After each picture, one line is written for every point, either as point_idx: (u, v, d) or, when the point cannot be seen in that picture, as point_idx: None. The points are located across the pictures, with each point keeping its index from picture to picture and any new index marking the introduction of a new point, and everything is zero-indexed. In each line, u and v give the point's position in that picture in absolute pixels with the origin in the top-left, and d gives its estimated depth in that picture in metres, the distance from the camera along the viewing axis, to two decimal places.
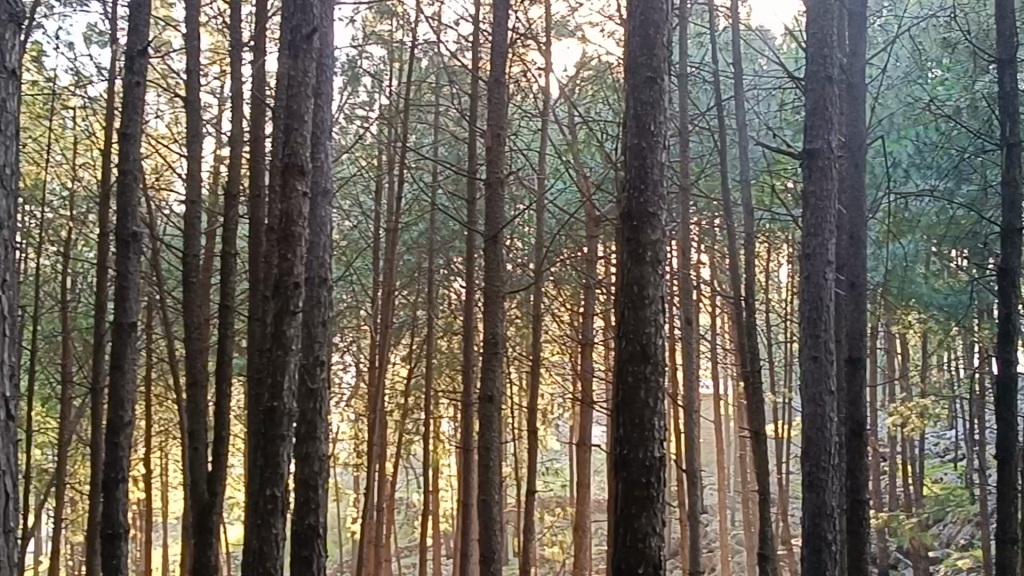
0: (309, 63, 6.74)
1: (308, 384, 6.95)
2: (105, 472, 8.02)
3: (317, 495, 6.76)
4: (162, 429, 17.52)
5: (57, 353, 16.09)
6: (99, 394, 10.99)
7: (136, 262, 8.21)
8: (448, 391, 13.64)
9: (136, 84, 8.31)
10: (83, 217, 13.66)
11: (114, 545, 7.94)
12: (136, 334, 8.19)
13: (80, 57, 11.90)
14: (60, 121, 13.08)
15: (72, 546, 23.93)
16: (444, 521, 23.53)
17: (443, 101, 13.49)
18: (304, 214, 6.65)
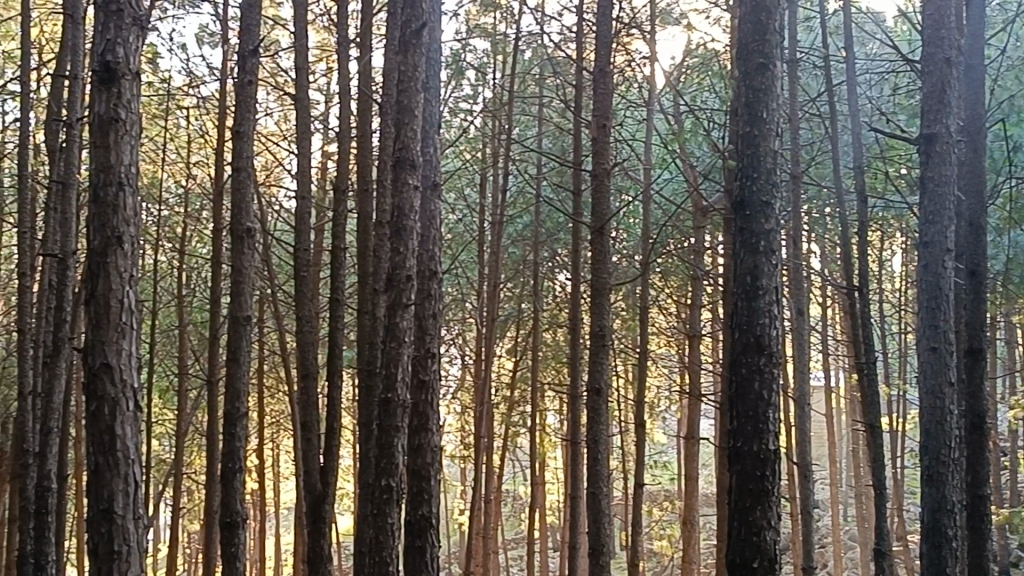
0: (418, 59, 6.82)
1: (421, 375, 6.94)
2: (222, 463, 8.17)
3: (430, 485, 6.73)
4: (275, 420, 17.91)
5: (174, 347, 16.55)
6: (215, 386, 11.25)
7: (250, 257, 8.36)
8: (554, 383, 13.60)
9: (248, 82, 8.44)
10: (197, 214, 14.00)
11: (233, 533, 8.11)
12: (250, 327, 8.35)
13: (193, 58, 12.18)
14: (174, 121, 13.43)
15: (192, 533, 24.67)
16: (551, 513, 23.53)
17: (548, 93, 13.46)
18: (415, 208, 6.72)
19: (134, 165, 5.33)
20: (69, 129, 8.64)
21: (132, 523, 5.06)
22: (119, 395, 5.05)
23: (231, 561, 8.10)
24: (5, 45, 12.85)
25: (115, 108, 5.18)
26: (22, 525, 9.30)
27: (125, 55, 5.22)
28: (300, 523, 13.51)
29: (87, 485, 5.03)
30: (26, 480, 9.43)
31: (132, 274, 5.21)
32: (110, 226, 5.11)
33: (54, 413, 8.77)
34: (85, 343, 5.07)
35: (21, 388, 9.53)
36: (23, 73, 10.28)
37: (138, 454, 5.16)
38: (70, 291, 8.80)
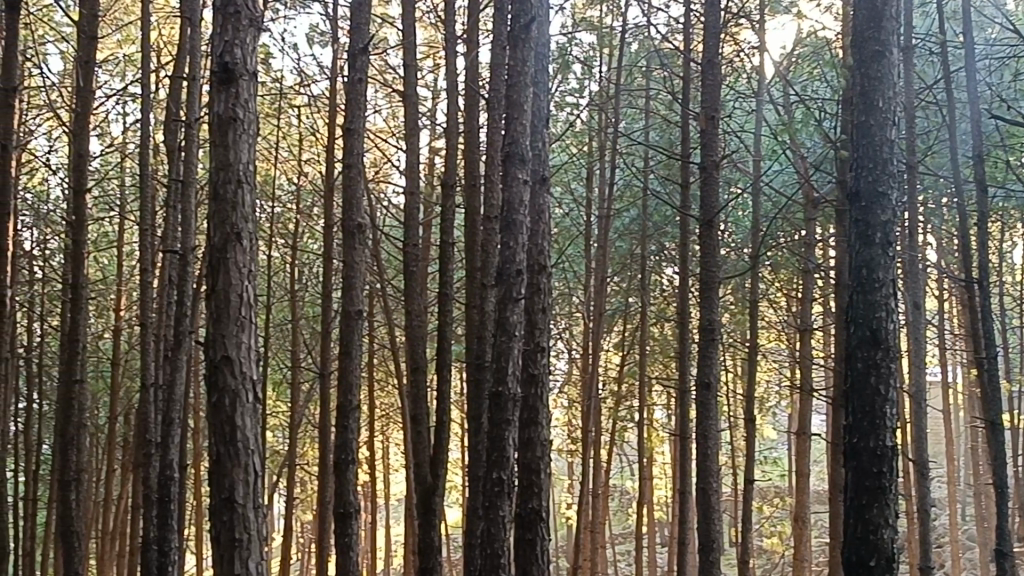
0: (527, 53, 6.86)
1: (530, 369, 6.94)
2: (335, 455, 8.32)
3: (540, 478, 6.74)
4: (385, 413, 18.16)
5: (287, 340, 16.91)
6: (327, 379, 11.46)
7: (362, 252, 8.48)
8: (663, 378, 13.49)
9: (359, 80, 8.57)
10: (308, 210, 14.27)
11: (346, 523, 8.24)
12: (362, 320, 8.48)
13: (304, 57, 12.42)
14: (286, 119, 13.72)
15: (305, 522, 25.21)
16: (660, 508, 23.38)
17: (655, 85, 13.37)
18: (525, 202, 6.73)
19: (252, 163, 5.46)
20: (188, 128, 8.90)
21: (252, 511, 5.18)
22: (239, 386, 5.18)
23: (345, 551, 8.24)
24: (126, 49, 13.30)
25: (234, 107, 5.32)
26: (147, 512, 9.63)
27: (242, 55, 5.34)
28: (409, 516, 13.67)
29: (210, 474, 5.18)
30: (149, 469, 9.76)
31: (251, 269, 5.33)
32: (229, 223, 5.24)
33: (175, 403, 9.05)
34: (207, 336, 5.21)
35: (145, 379, 9.86)
36: (145, 75, 10.64)
37: (258, 444, 5.29)
38: (190, 286, 9.06)
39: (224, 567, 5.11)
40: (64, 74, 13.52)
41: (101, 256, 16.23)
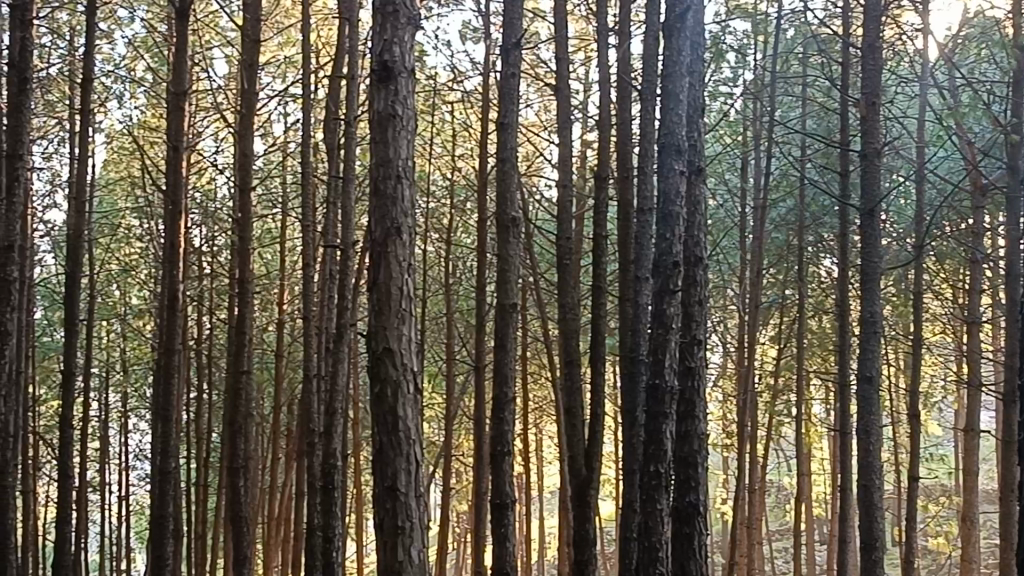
0: (682, 43, 6.78)
1: (687, 362, 6.68)
2: (491, 446, 8.40)
3: (697, 472, 6.59)
4: (539, 406, 18.28)
5: (442, 333, 17.18)
6: (483, 370, 11.60)
7: (516, 246, 8.51)
8: (821, 372, 13.16)
9: (512, 75, 8.60)
10: (462, 205, 14.45)
11: (503, 514, 8.31)
12: (517, 313, 8.52)
13: (457, 54, 12.58)
14: (440, 116, 13.93)
15: (461, 512, 25.63)
16: (818, 505, 22.85)
17: (812, 71, 13.04)
18: (682, 194, 6.71)
19: (410, 159, 5.55)
20: (347, 126, 9.13)
21: (414, 500, 5.29)
22: (400, 377, 5.29)
23: (501, 541, 8.29)
24: (287, 51, 13.70)
25: (393, 105, 5.42)
26: (311, 499, 9.92)
27: (400, 53, 5.44)
28: (564, 508, 13.70)
29: (373, 463, 5.31)
30: (313, 458, 10.06)
31: (411, 263, 5.43)
32: (389, 218, 5.35)
33: (338, 394, 9.30)
34: (369, 329, 5.34)
35: (309, 370, 10.17)
36: (306, 75, 10.96)
37: (419, 434, 5.39)
38: (351, 279, 9.31)
39: (388, 553, 5.23)
40: (229, 77, 14.03)
41: (266, 252, 16.82)
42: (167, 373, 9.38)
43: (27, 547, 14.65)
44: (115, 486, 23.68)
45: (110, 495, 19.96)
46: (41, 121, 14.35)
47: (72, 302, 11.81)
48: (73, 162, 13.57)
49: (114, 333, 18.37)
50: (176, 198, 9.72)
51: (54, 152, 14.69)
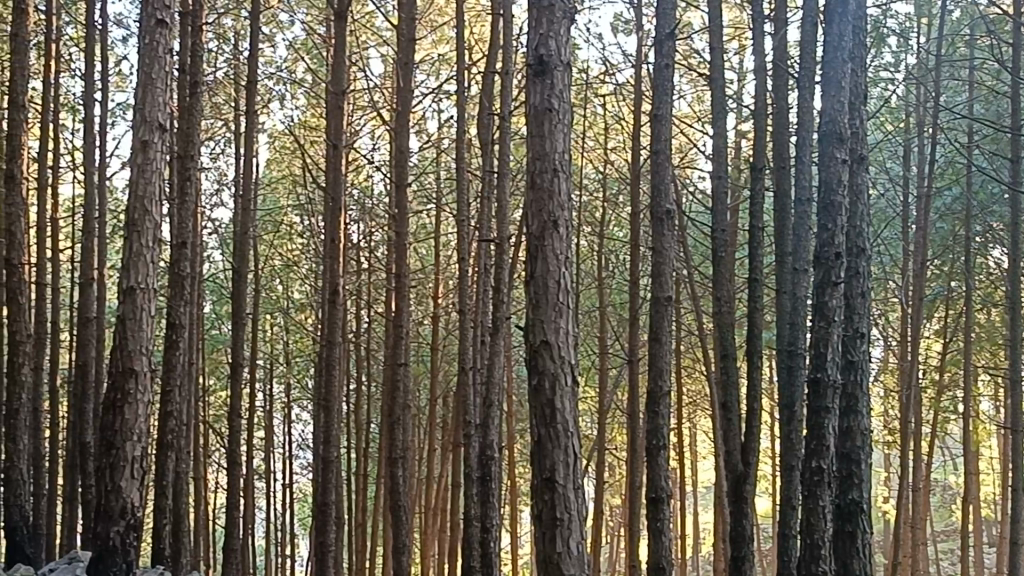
0: (843, 28, 6.57)
1: (849, 357, 6.55)
2: (646, 439, 8.32)
3: (861, 469, 6.42)
4: (694, 400, 18.11)
5: (595, 326, 17.19)
6: (636, 364, 11.54)
7: (670, 239, 8.38)
8: (992, 368, 12.61)
9: (666, 65, 8.40)
10: (614, 198, 14.43)
11: (659, 508, 8.19)
12: (672, 307, 8.35)
13: (609, 46, 12.57)
14: (591, 108, 13.93)
15: (614, 506, 25.62)
16: (988, 506, 21.97)
17: (979, 54, 12.53)
18: (843, 182, 6.51)
19: (567, 152, 5.55)
20: (502, 120, 9.20)
21: (572, 492, 5.29)
22: (558, 370, 5.30)
23: (657, 535, 8.18)
24: (440, 49, 13.92)
25: (548, 99, 5.44)
26: (467, 489, 10.05)
27: (556, 47, 5.46)
28: (720, 504, 13.50)
29: (532, 454, 5.36)
30: (470, 450, 10.19)
31: (568, 257, 5.43)
32: (546, 211, 5.36)
33: (494, 386, 9.38)
34: (527, 322, 5.37)
35: (465, 362, 10.30)
36: (461, 72, 11.09)
37: (577, 426, 5.40)
38: (507, 272, 9.39)
39: (547, 544, 5.24)
40: (385, 76, 14.35)
41: (420, 247, 17.16)
42: (329, 364, 9.66)
43: (197, 530, 15.31)
44: (279, 473, 24.57)
45: (274, 482, 20.70)
46: (209, 122, 14.97)
47: (239, 296, 12.29)
48: (239, 161, 14.11)
49: (278, 326, 19.04)
50: (336, 195, 9.99)
51: (221, 153, 15.31)
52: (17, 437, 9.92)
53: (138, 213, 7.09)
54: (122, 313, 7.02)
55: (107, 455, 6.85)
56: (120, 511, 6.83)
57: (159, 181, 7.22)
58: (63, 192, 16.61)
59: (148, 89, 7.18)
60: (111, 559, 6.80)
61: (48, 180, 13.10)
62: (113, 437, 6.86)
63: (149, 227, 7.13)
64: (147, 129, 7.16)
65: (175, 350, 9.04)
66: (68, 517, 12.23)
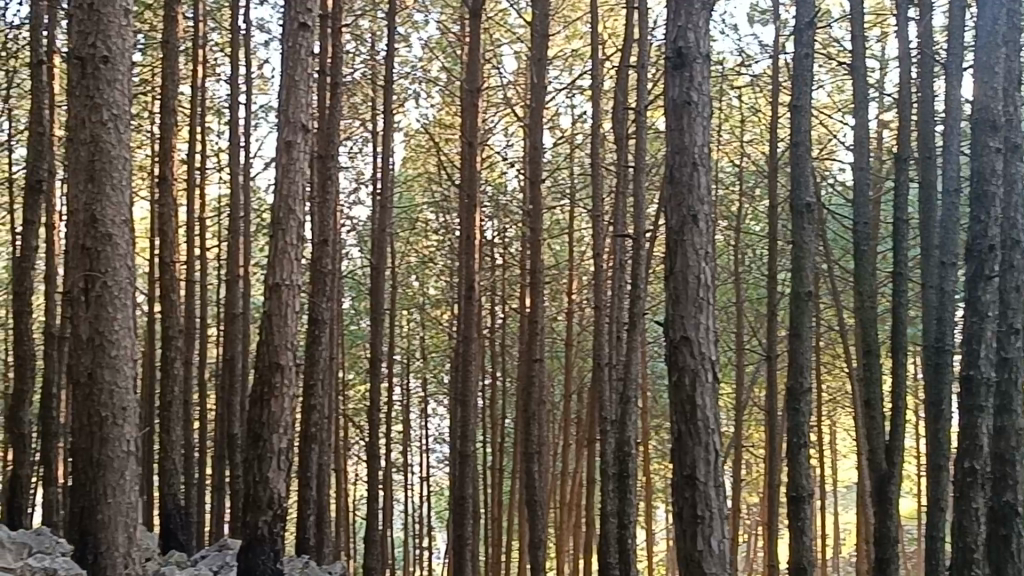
0: (998, 11, 6.29)
1: (1003, 353, 6.35)
2: (787, 437, 8.04)
3: (1016, 470, 6.26)
4: (834, 398, 17.69)
5: (732, 321, 16.94)
6: (776, 361, 11.32)
7: (811, 231, 8.04)
8: None
9: (806, 55, 8.10)
10: (751, 191, 14.16)
11: (800, 507, 7.88)
12: (813, 302, 8.04)
13: (745, 37, 12.35)
14: (727, 101, 13.72)
15: (751, 505, 25.26)
16: None
17: None
18: (998, 172, 6.22)
19: (707, 145, 5.45)
20: (638, 114, 9.11)
21: (713, 490, 5.18)
22: (698, 366, 5.20)
23: (798, 534, 7.93)
24: (573, 44, 13.89)
25: (687, 91, 5.33)
26: (603, 485, 9.99)
27: (695, 39, 5.37)
28: (863, 503, 13.10)
29: (672, 451, 5.28)
30: (606, 445, 10.15)
31: (708, 252, 5.33)
32: (686, 205, 5.29)
33: (631, 383, 9.31)
34: (667, 317, 5.30)
35: (600, 358, 10.26)
36: (595, 67, 11.05)
37: (719, 423, 5.29)
38: (643, 267, 9.31)
39: (688, 542, 5.16)
40: (518, 72, 14.39)
41: (554, 243, 17.21)
42: (466, 360, 9.74)
43: (338, 521, 15.67)
44: (417, 467, 25.03)
45: (411, 475, 21.00)
46: (347, 122, 15.30)
47: (377, 292, 12.51)
48: (376, 161, 14.38)
49: (414, 322, 19.36)
50: (471, 192, 10.07)
51: (359, 152, 15.62)
52: (170, 429, 10.31)
53: (283, 213, 7.29)
54: (268, 308, 7.23)
55: (255, 447, 7.05)
56: (268, 502, 7.03)
57: (302, 181, 7.38)
58: (209, 192, 17.18)
59: (291, 91, 7.35)
60: (260, 547, 7.00)
61: (196, 181, 13.60)
62: (260, 429, 7.05)
63: (293, 225, 7.32)
64: (290, 130, 7.34)
65: (317, 345, 9.26)
66: (216, 506, 12.62)
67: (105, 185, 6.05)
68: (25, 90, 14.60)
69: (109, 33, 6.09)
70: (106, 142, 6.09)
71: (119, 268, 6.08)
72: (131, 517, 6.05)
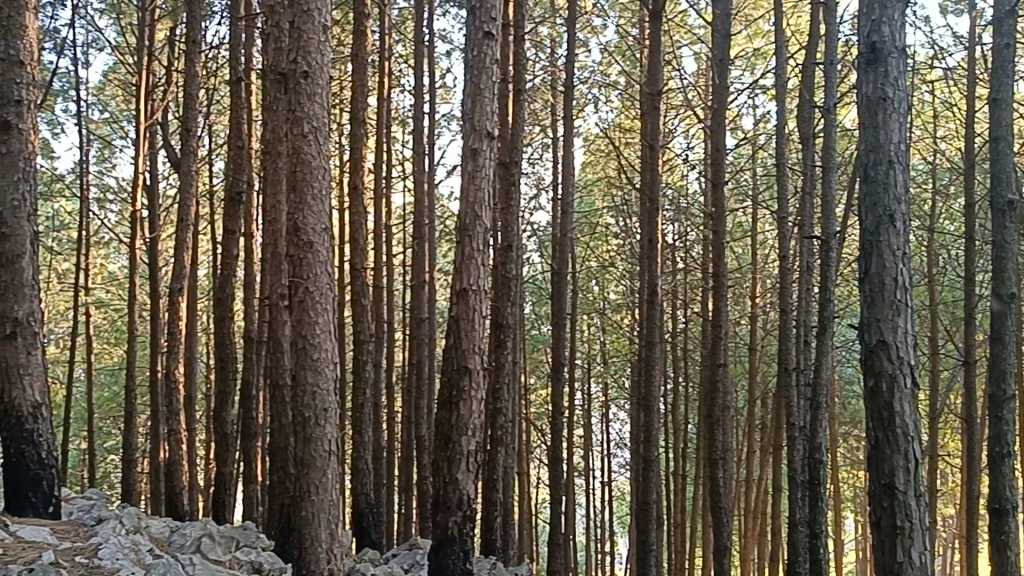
0: None
1: None
2: (988, 446, 7.46)
3: None
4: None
5: (926, 325, 16.29)
6: (976, 366, 10.83)
7: (1014, 231, 7.53)
8: None
9: (1006, 45, 7.44)
10: (945, 189, 13.59)
11: (1003, 520, 7.34)
12: (1016, 304, 7.53)
13: (937, 29, 11.87)
14: (920, 96, 13.22)
15: (948, 517, 24.21)
16: None
17: None
18: None
19: (904, 141, 5.22)
20: (825, 113, 8.88)
21: (914, 501, 4.92)
22: (897, 371, 4.98)
23: (1001, 549, 7.43)
24: (756, 43, 13.67)
25: (883, 87, 5.15)
26: (792, 493, 9.72)
27: (890, 33, 5.17)
28: None
29: (870, 460, 5.06)
30: (794, 453, 9.89)
31: (905, 252, 5.10)
32: (882, 205, 5.09)
33: (822, 388, 9.08)
34: (862, 320, 5.11)
35: (787, 364, 10.02)
36: (780, 65, 10.81)
37: (919, 430, 5.04)
38: (833, 268, 9.04)
39: (887, 553, 4.92)
40: (699, 74, 14.26)
41: (738, 245, 16.97)
42: (649, 364, 9.67)
43: (522, 524, 15.80)
44: (600, 471, 25.07)
45: (594, 479, 21.03)
46: (528, 129, 15.46)
47: (559, 297, 12.59)
48: (557, 166, 14.48)
49: (595, 326, 19.43)
50: (654, 196, 10.03)
51: (539, 157, 15.79)
52: (362, 430, 10.63)
53: (470, 218, 7.43)
54: (456, 313, 7.38)
55: (445, 449, 7.20)
56: (458, 502, 7.16)
57: (489, 187, 7.50)
58: (396, 200, 17.70)
59: (477, 99, 7.46)
60: (450, 547, 7.13)
61: (383, 189, 14.00)
62: (449, 432, 7.19)
63: (480, 231, 7.45)
64: (476, 137, 7.48)
65: (503, 350, 9.39)
66: (404, 506, 12.94)
67: (307, 195, 6.30)
68: (225, 106, 15.36)
69: (309, 49, 6.35)
70: (307, 153, 6.34)
71: (321, 273, 6.30)
72: (333, 512, 6.22)
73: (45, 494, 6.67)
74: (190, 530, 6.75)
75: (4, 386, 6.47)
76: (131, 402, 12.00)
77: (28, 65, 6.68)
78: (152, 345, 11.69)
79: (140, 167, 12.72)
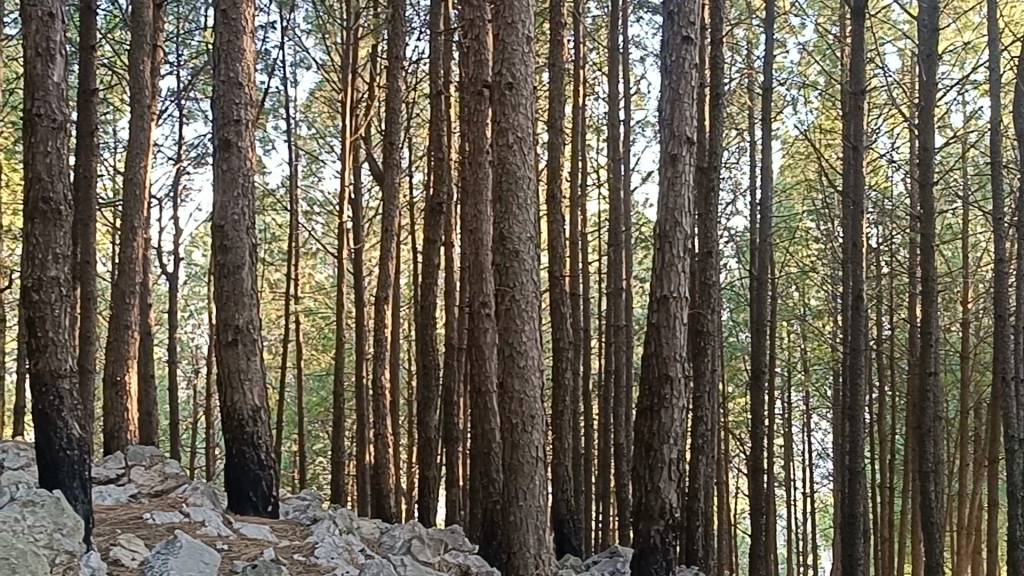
0: None
1: None
2: None
3: None
4: None
5: None
6: None
7: None
8: None
9: None
10: None
11: None
12: None
13: None
14: None
15: None
16: None
17: None
18: None
19: None
20: None
21: None
22: None
23: None
24: (966, 36, 13.06)
25: None
26: (1011, 509, 9.17)
27: None
28: None
29: None
30: (1014, 466, 9.31)
31: None
32: None
33: None
34: None
35: (1005, 373, 9.47)
36: (995, 59, 10.31)
37: None
38: None
39: None
40: (905, 70, 13.73)
41: (948, 248, 16.23)
42: (854, 372, 9.32)
43: (721, 534, 15.51)
44: (801, 482, 24.39)
45: (796, 489, 20.44)
46: (725, 133, 15.24)
47: (759, 303, 12.33)
48: (755, 170, 14.21)
49: (796, 333, 18.93)
50: (858, 198, 9.73)
51: (736, 161, 15.54)
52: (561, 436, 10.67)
53: (670, 225, 7.38)
54: (656, 320, 7.34)
55: (647, 457, 7.16)
56: (660, 511, 7.10)
57: (689, 193, 7.43)
58: (592, 207, 17.75)
59: (677, 105, 7.39)
60: (652, 556, 7.07)
61: (580, 197, 14.04)
62: (651, 440, 7.16)
63: (680, 238, 7.38)
64: (676, 143, 7.42)
65: (703, 358, 9.27)
66: (603, 513, 12.90)
67: (512, 205, 6.42)
68: (425, 119, 15.78)
69: (514, 61, 6.45)
70: (513, 163, 6.46)
71: (526, 281, 6.40)
72: (538, 518, 6.29)
73: (265, 493, 6.95)
74: (401, 531, 6.94)
75: (228, 391, 6.85)
76: (339, 407, 12.44)
77: (247, 85, 7.05)
78: (358, 351, 12.09)
79: (346, 180, 13.21)
